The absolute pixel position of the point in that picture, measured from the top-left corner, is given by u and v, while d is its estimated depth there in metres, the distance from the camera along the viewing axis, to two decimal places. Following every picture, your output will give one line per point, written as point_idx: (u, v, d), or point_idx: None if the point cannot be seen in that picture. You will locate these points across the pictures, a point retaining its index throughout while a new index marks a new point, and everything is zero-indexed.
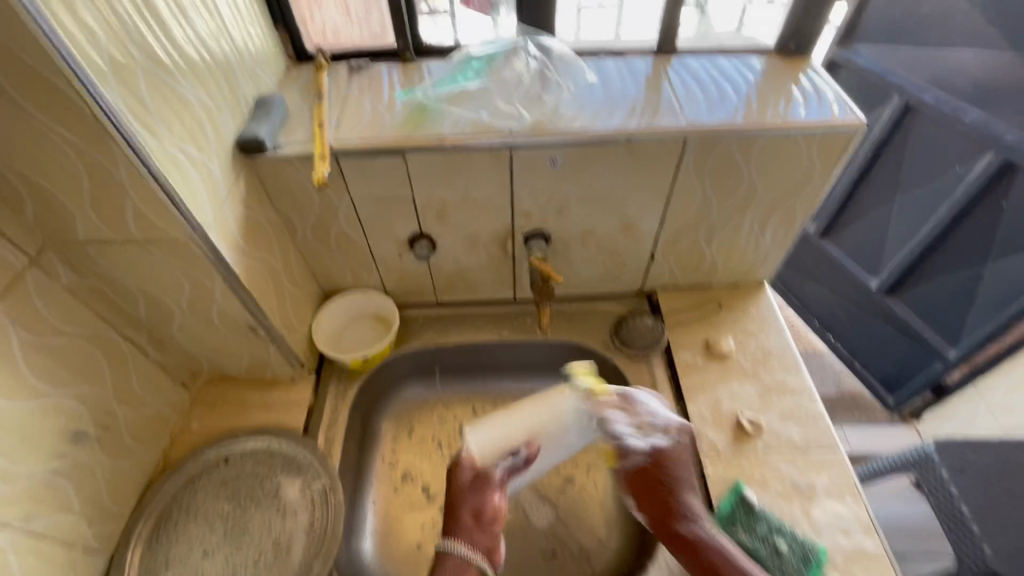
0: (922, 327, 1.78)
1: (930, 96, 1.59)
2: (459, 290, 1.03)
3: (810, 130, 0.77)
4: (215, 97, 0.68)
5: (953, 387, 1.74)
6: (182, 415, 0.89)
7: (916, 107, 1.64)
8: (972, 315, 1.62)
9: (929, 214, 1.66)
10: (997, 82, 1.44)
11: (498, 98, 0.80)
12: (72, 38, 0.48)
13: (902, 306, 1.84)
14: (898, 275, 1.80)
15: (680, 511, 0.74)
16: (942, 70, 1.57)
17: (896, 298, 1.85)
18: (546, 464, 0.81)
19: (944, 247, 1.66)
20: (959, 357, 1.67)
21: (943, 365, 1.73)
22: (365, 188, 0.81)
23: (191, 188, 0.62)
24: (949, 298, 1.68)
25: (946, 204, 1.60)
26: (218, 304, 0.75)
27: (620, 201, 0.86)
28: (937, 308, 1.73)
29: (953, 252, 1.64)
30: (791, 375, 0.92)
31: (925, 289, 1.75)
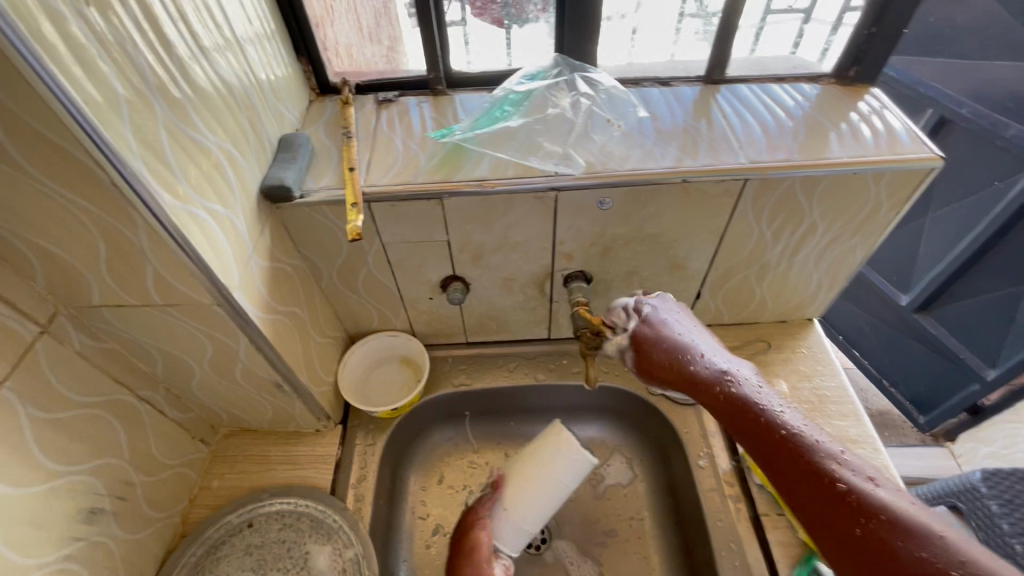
0: (956, 346, 1.61)
1: (967, 110, 1.43)
2: (490, 330, 0.97)
3: (882, 166, 0.71)
4: (238, 143, 0.63)
5: (993, 410, 1.59)
6: (201, 474, 0.84)
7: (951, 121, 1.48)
8: (1010, 337, 1.45)
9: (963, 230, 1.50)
10: None
11: (540, 135, 0.74)
12: (92, 101, 0.42)
13: (934, 324, 1.67)
14: (928, 293, 1.63)
15: (730, 385, 0.63)
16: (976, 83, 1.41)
17: (926, 316, 1.68)
18: (525, 504, 0.79)
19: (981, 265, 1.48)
20: (997, 379, 1.50)
21: (980, 387, 1.56)
22: (397, 232, 0.75)
23: (217, 249, 0.57)
24: (984, 319, 1.52)
25: (983, 221, 1.43)
26: (242, 363, 0.69)
27: (669, 240, 0.80)
28: (972, 323, 1.55)
29: (991, 271, 1.46)
30: (851, 424, 0.86)
31: (953, 307, 1.60)
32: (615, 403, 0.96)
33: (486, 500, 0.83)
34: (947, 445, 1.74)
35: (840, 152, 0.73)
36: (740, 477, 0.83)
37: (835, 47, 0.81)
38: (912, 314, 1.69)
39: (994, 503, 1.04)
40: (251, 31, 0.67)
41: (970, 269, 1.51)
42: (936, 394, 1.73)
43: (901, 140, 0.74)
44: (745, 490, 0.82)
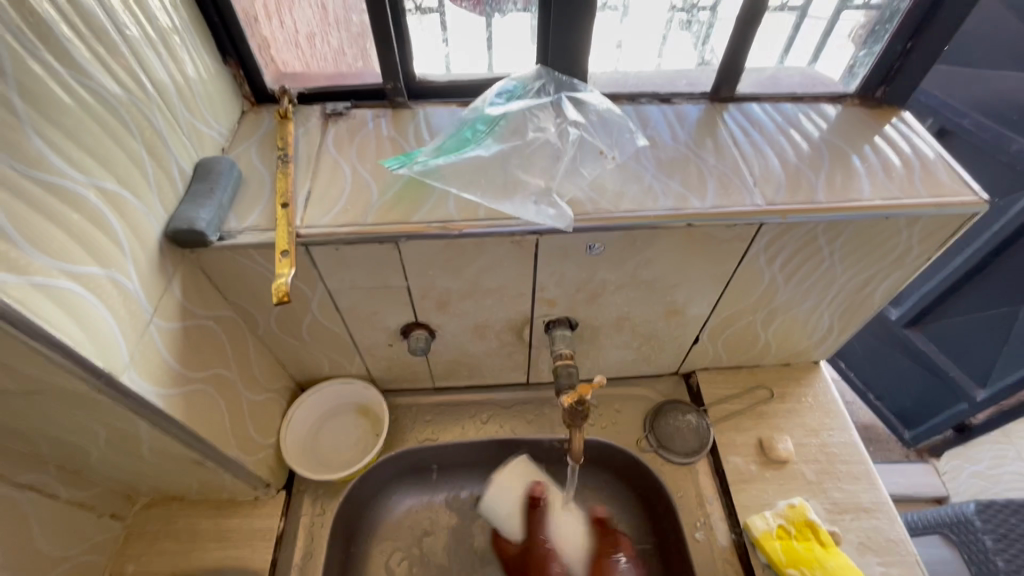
0: (944, 361, 1.31)
1: (969, 122, 1.16)
2: (460, 375, 0.85)
3: (919, 211, 0.60)
4: (125, 177, 0.49)
5: (980, 431, 1.29)
6: (112, 557, 0.70)
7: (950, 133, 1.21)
8: (1006, 355, 1.18)
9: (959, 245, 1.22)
10: None
11: (519, 164, 0.61)
12: None
13: (925, 340, 1.35)
14: (921, 306, 1.32)
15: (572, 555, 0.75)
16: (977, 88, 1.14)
17: (916, 330, 1.36)
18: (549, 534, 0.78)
19: (975, 285, 1.21)
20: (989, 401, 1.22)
21: (967, 408, 1.27)
22: (345, 278, 0.62)
23: (85, 322, 0.43)
24: (979, 339, 1.23)
25: (980, 238, 1.16)
26: (147, 442, 0.56)
27: (667, 286, 0.68)
28: (967, 343, 1.26)
29: (989, 291, 1.19)
30: (863, 489, 0.77)
31: (949, 324, 1.29)
32: (600, 458, 0.85)
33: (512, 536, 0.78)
34: (931, 462, 1.42)
35: (871, 191, 0.62)
36: (742, 552, 0.73)
37: (861, 64, 0.71)
38: (903, 329, 1.38)
39: (989, 539, 1.00)
40: (148, 31, 0.53)
41: (966, 289, 1.23)
42: (920, 411, 1.40)
43: (937, 175, 0.63)
44: (749, 567, 0.72)
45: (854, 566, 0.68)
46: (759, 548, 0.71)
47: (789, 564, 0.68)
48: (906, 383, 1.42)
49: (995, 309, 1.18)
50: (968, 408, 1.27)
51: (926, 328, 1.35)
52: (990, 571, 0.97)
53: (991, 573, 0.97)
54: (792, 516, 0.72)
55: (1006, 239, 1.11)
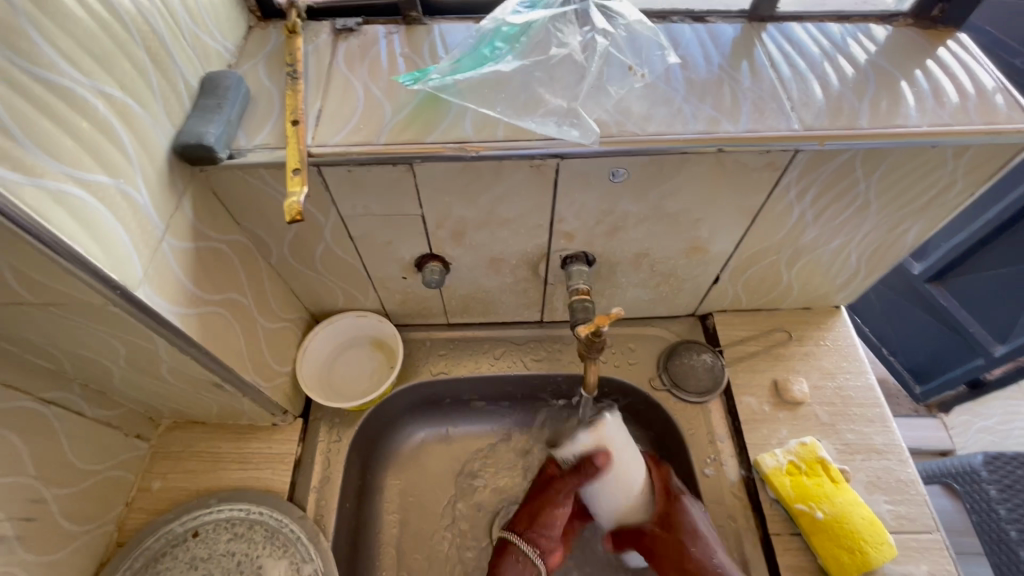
0: (965, 317, 1.28)
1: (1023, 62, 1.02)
2: (474, 312, 0.84)
3: (970, 139, 0.56)
4: (131, 86, 0.46)
5: (996, 386, 1.29)
6: (140, 473, 0.73)
7: None
8: None
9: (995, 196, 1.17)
10: None
11: (540, 83, 0.58)
12: None
13: (947, 296, 1.32)
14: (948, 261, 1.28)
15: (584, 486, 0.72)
16: None
17: (938, 286, 1.33)
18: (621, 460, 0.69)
19: (1008, 237, 1.16)
20: (1009, 355, 1.21)
21: (984, 362, 1.26)
22: (358, 203, 0.60)
23: (98, 234, 0.42)
24: (1008, 294, 1.19)
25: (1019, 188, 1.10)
26: (166, 361, 0.57)
27: (690, 220, 0.66)
28: (992, 300, 1.23)
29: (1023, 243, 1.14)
30: (876, 431, 0.76)
31: (973, 278, 1.26)
32: (612, 396, 0.86)
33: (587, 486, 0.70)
34: (941, 416, 1.43)
35: (918, 118, 0.57)
36: (750, 489, 0.73)
37: None
38: (924, 284, 1.34)
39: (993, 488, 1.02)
40: None
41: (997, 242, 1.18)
42: (937, 365, 1.39)
43: (991, 100, 0.59)
44: (756, 501, 0.73)
45: (862, 503, 0.68)
46: (769, 483, 0.71)
47: (797, 499, 0.69)
48: (924, 337, 1.40)
49: None
50: (985, 361, 1.26)
51: (948, 283, 1.31)
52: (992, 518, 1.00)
53: (991, 521, 0.99)
54: (804, 454, 0.72)
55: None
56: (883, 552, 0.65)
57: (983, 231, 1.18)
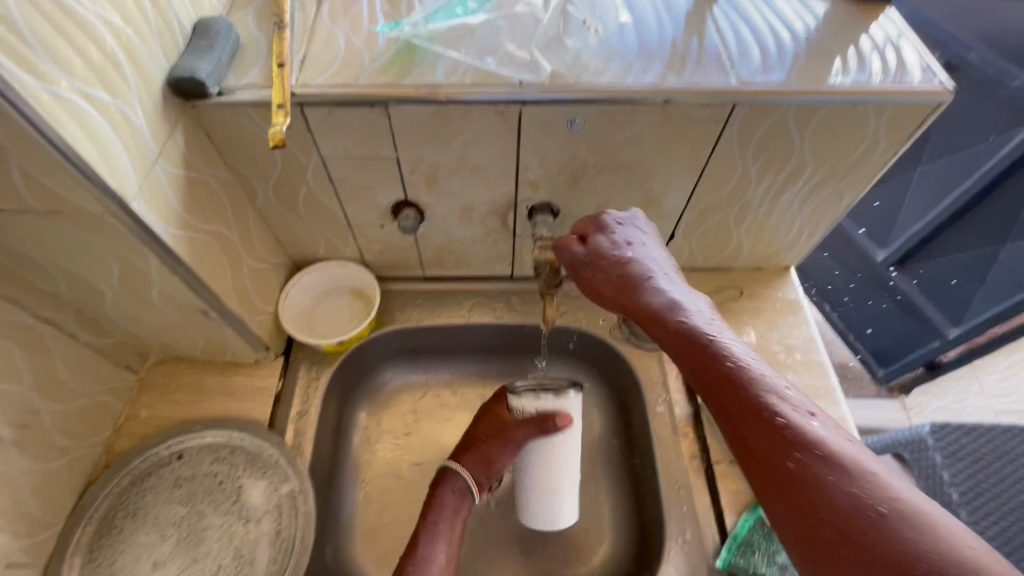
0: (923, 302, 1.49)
1: (975, 56, 1.26)
2: (449, 264, 0.90)
3: (886, 98, 0.63)
4: (132, 19, 0.51)
5: (950, 366, 1.48)
6: (127, 402, 0.77)
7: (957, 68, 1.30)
8: (979, 292, 1.36)
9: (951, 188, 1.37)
10: None
11: (507, 38, 0.64)
12: None
13: (906, 281, 1.54)
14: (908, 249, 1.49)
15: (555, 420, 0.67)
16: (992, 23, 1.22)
17: (901, 272, 1.55)
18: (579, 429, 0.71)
19: (963, 224, 1.37)
20: (960, 337, 1.41)
21: (940, 345, 1.46)
22: (338, 144, 0.66)
23: (101, 146, 0.47)
24: (961, 277, 1.40)
25: (970, 180, 1.32)
26: (156, 283, 0.61)
27: (644, 172, 0.72)
28: (947, 284, 1.44)
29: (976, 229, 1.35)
30: (814, 377, 0.83)
31: (930, 266, 1.48)
32: (576, 345, 0.92)
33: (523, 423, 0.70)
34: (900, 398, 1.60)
35: (843, 78, 0.64)
36: (698, 426, 0.80)
37: None
38: (888, 271, 1.56)
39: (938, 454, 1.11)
40: None
41: (953, 229, 1.40)
42: (897, 349, 1.59)
43: (908, 65, 0.66)
44: (701, 436, 0.79)
45: None
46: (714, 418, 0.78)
47: None
48: (887, 322, 1.60)
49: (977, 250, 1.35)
50: (941, 344, 1.45)
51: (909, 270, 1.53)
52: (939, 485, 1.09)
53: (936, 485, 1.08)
54: None
55: (997, 178, 1.26)
56: None
57: (940, 220, 1.40)
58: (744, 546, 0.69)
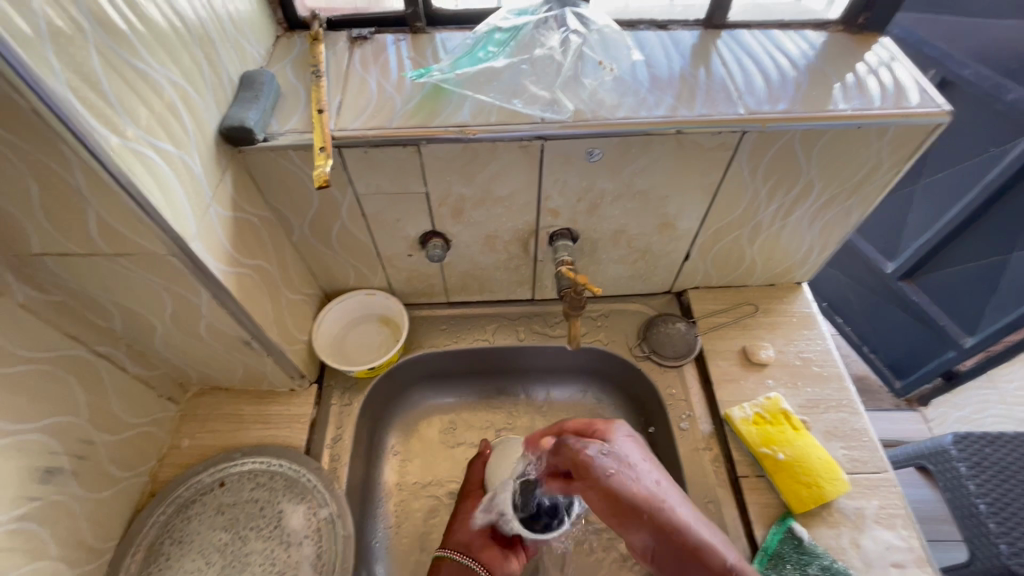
0: (936, 313, 1.52)
1: (970, 73, 1.32)
2: (472, 290, 0.94)
3: (887, 120, 0.67)
4: (190, 77, 0.57)
5: (968, 377, 1.49)
6: (171, 432, 0.81)
7: (952, 84, 1.37)
8: (992, 301, 1.37)
9: (955, 198, 1.40)
10: None
11: (527, 78, 0.69)
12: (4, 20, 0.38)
13: (917, 292, 1.57)
14: (917, 260, 1.52)
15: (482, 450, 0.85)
16: (982, 42, 1.30)
17: (910, 283, 1.58)
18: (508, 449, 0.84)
19: (969, 234, 1.39)
20: (975, 347, 1.42)
21: (955, 355, 1.47)
22: (372, 182, 0.70)
23: (167, 192, 0.52)
24: (972, 286, 1.42)
25: (974, 190, 1.34)
26: (206, 317, 0.65)
27: (659, 196, 0.76)
28: (958, 293, 1.45)
29: (983, 238, 1.36)
30: (833, 388, 0.85)
31: (937, 277, 1.51)
32: (598, 365, 0.95)
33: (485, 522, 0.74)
34: (921, 410, 1.64)
35: (844, 104, 0.68)
36: (721, 440, 0.81)
37: None
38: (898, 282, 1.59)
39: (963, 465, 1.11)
40: None
41: (960, 239, 1.42)
42: (913, 360, 1.62)
43: (905, 89, 0.70)
44: (726, 450, 0.81)
45: (818, 445, 0.77)
46: (736, 431, 0.80)
47: (762, 444, 0.77)
48: (902, 335, 1.64)
49: (987, 259, 1.36)
50: (957, 354, 1.47)
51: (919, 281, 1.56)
52: (966, 497, 1.08)
53: (963, 495, 1.07)
54: (768, 406, 0.80)
55: (1000, 188, 1.28)
56: (836, 487, 0.74)
57: (946, 230, 1.41)
58: (775, 559, 0.70)
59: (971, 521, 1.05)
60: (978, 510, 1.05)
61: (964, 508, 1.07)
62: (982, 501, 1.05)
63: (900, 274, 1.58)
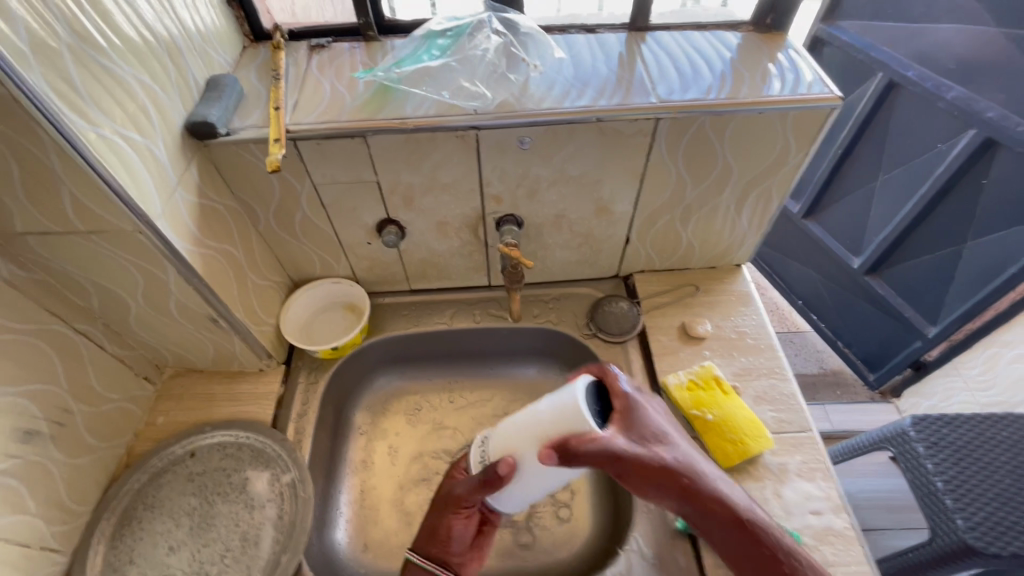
0: (901, 305, 1.64)
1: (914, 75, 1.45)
2: (432, 277, 1.01)
3: (785, 105, 0.74)
4: (158, 78, 0.65)
5: (933, 367, 1.59)
6: (147, 410, 0.87)
7: (899, 85, 1.49)
8: (952, 290, 1.46)
9: (909, 193, 1.53)
10: (978, 56, 1.31)
11: (461, 75, 0.77)
12: None
13: (884, 286, 1.69)
14: (881, 254, 1.65)
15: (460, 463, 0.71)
16: (925, 45, 1.42)
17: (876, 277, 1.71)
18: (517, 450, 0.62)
19: (924, 226, 1.52)
20: (937, 335, 1.53)
21: (922, 344, 1.58)
22: (326, 172, 0.78)
23: (134, 175, 0.59)
24: (933, 280, 1.53)
25: (926, 183, 1.46)
26: (174, 294, 0.72)
27: (591, 181, 0.83)
28: (920, 288, 1.57)
29: (937, 228, 1.48)
30: (765, 358, 0.92)
31: (898, 273, 1.64)
32: (551, 344, 1.01)
33: (473, 485, 0.64)
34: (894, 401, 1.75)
35: (748, 93, 0.76)
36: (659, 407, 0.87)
37: None
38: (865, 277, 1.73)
39: (921, 446, 1.17)
40: None
41: (917, 232, 1.54)
42: (886, 353, 1.74)
43: (803, 79, 0.78)
44: None
45: (746, 408, 0.83)
46: (672, 398, 0.86)
47: (693, 407, 0.83)
48: (875, 329, 1.76)
49: (941, 252, 1.48)
50: (923, 343, 1.58)
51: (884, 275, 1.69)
52: (925, 475, 1.14)
53: (921, 474, 1.14)
54: (702, 374, 0.87)
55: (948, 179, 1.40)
56: (761, 443, 0.80)
57: (905, 224, 1.54)
58: None
59: (928, 498, 1.11)
60: (936, 488, 1.10)
61: (923, 486, 1.13)
62: (939, 479, 1.11)
63: (866, 268, 1.71)
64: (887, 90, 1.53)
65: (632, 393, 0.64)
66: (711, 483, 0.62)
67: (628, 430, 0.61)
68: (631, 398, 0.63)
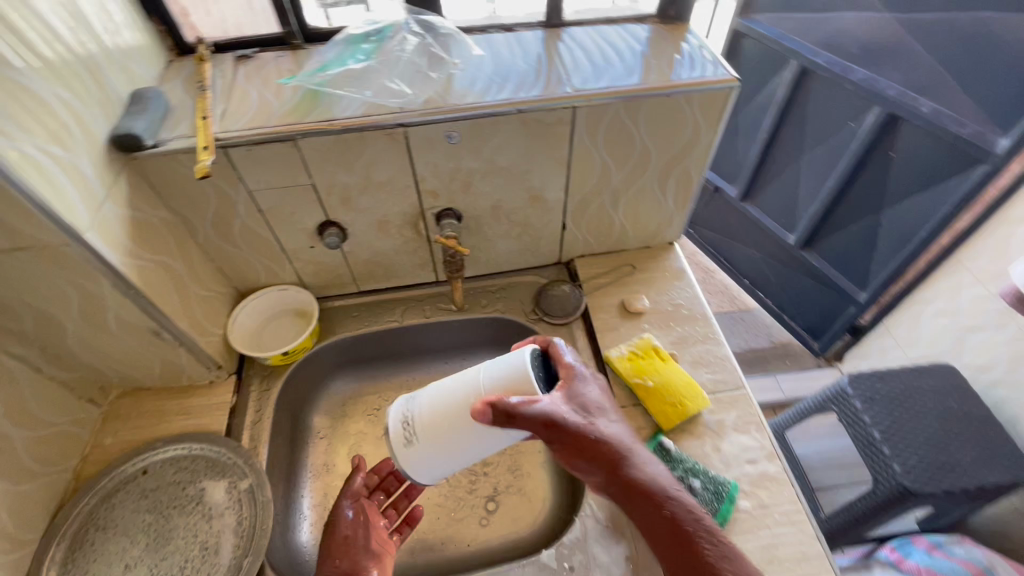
0: (834, 275, 1.76)
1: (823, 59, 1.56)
2: (379, 277, 1.03)
3: (688, 88, 0.81)
4: (77, 93, 0.65)
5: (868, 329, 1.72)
6: (93, 433, 0.85)
7: (812, 70, 1.60)
8: (877, 257, 1.59)
9: (830, 168, 1.65)
10: (878, 40, 1.43)
11: (384, 76, 0.81)
12: None
13: (819, 259, 1.80)
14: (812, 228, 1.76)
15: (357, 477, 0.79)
16: (829, 32, 1.54)
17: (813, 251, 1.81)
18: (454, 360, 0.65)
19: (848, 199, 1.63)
20: (868, 299, 1.65)
21: (855, 309, 1.70)
22: (260, 178, 0.79)
23: (60, 191, 0.60)
24: (859, 249, 1.65)
25: (844, 159, 1.58)
26: (113, 309, 0.72)
27: (522, 172, 0.88)
28: (849, 258, 1.69)
29: (859, 201, 1.60)
30: (699, 326, 0.98)
31: (829, 245, 1.75)
32: (501, 333, 1.05)
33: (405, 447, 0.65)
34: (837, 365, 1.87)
35: (655, 79, 0.82)
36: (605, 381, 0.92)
37: None
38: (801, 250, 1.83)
39: (859, 402, 1.28)
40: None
41: (841, 206, 1.66)
42: (827, 322, 1.85)
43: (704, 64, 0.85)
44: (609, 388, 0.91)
45: (683, 372, 0.88)
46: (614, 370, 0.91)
47: (634, 375, 0.88)
48: (814, 299, 1.87)
49: (865, 222, 1.60)
50: (856, 308, 1.70)
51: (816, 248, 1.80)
52: (864, 428, 1.24)
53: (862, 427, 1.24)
54: (641, 344, 0.92)
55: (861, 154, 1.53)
56: (697, 403, 0.85)
57: (829, 198, 1.66)
58: None
59: (870, 449, 1.21)
60: (874, 438, 1.21)
61: (865, 439, 1.23)
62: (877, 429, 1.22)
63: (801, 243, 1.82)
64: (802, 75, 1.63)
65: (577, 363, 0.67)
66: (645, 471, 0.62)
67: (571, 398, 0.63)
68: (575, 367, 0.66)
